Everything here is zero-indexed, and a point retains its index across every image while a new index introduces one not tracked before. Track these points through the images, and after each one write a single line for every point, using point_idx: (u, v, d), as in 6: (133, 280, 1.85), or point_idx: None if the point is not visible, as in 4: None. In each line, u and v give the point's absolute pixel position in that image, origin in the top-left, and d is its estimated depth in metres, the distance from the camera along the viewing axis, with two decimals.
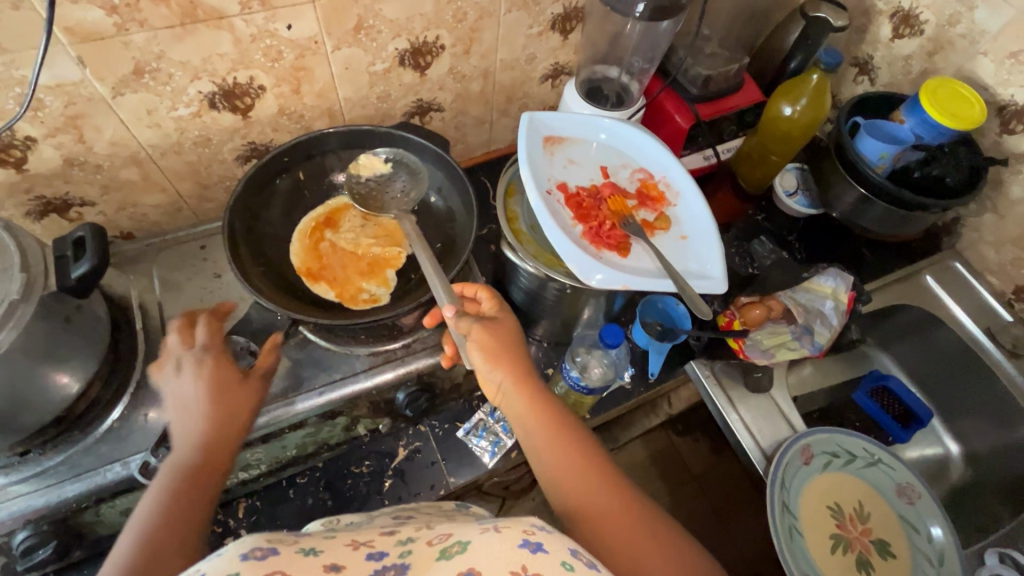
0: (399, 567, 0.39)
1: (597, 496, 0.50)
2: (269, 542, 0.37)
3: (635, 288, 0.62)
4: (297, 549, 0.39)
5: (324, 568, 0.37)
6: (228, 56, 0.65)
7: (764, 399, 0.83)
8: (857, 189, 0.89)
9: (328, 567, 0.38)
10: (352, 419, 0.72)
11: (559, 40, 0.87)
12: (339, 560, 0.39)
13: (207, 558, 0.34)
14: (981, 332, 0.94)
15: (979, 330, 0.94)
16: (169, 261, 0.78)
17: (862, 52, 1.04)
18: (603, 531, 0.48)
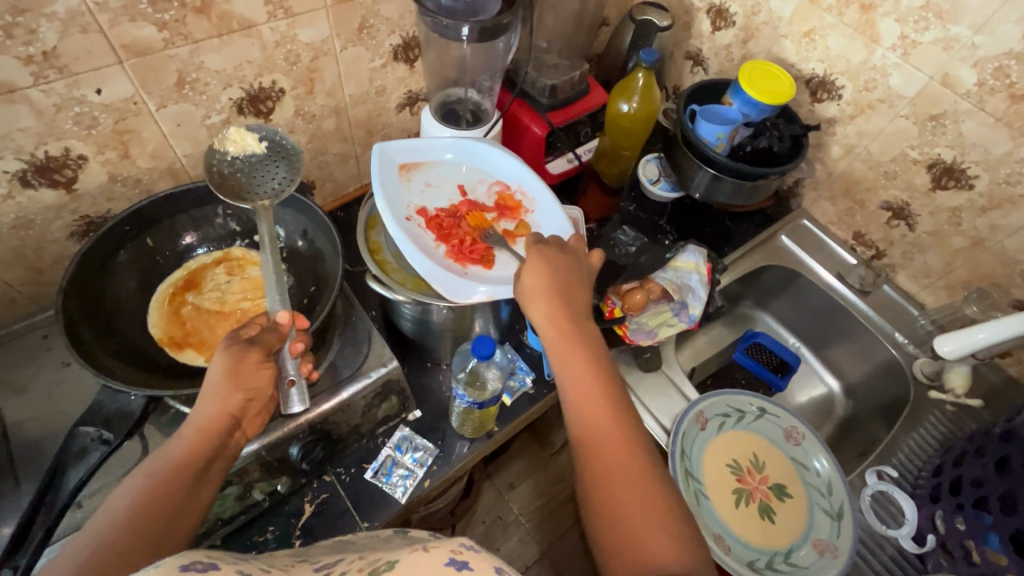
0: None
1: (613, 444, 0.53)
2: (210, 557, 0.37)
3: (501, 298, 0.64)
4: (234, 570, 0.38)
5: None
6: (31, 130, 0.60)
7: (658, 376, 0.88)
8: (705, 169, 0.96)
9: None
10: (244, 485, 0.67)
11: (405, 69, 0.89)
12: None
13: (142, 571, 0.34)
14: (834, 277, 1.04)
15: (831, 275, 1.05)
16: (7, 359, 0.70)
17: (692, 45, 1.13)
18: (602, 470, 0.51)
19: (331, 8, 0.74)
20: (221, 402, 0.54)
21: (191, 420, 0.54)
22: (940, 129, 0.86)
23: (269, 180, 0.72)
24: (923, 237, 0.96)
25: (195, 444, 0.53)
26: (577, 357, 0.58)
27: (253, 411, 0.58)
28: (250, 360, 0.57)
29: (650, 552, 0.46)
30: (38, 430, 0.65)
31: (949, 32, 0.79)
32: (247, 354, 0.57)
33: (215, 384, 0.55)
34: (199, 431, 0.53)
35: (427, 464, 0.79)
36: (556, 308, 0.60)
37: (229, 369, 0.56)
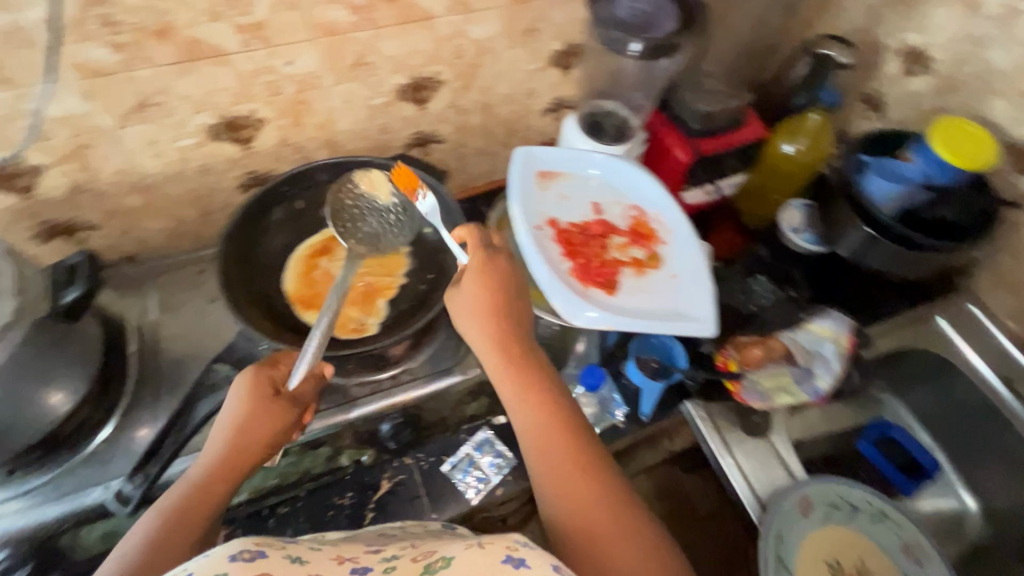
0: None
1: (570, 470, 0.55)
2: (259, 545, 0.41)
3: (619, 329, 0.61)
4: (285, 555, 0.42)
5: None
6: (229, 90, 0.67)
7: (761, 443, 0.81)
8: (861, 228, 0.85)
9: None
10: (335, 449, 0.72)
11: (559, 74, 0.89)
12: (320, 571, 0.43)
13: (197, 557, 0.38)
14: (997, 379, 0.89)
15: (995, 377, 0.89)
16: (167, 284, 0.80)
17: (871, 88, 1.01)
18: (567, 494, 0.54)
19: (506, 8, 0.74)
20: (250, 436, 0.54)
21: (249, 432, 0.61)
22: None
23: (372, 230, 0.76)
24: None
25: (223, 470, 0.53)
26: (535, 385, 0.58)
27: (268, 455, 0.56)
28: (268, 398, 0.55)
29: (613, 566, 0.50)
30: (181, 353, 0.73)
31: None
32: (264, 388, 0.56)
33: (245, 422, 0.53)
34: (224, 458, 0.53)
35: (502, 472, 0.78)
36: (497, 340, 0.58)
37: (241, 403, 0.55)
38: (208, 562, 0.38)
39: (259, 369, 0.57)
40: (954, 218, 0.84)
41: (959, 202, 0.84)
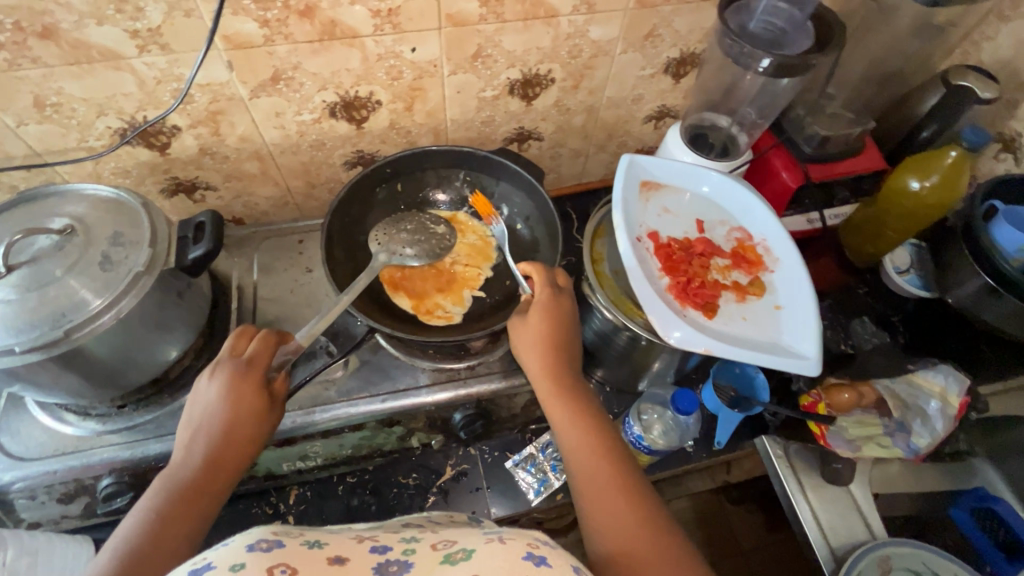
0: (403, 564, 0.39)
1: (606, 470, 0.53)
2: (278, 534, 0.39)
3: (716, 355, 0.59)
4: (303, 542, 0.40)
5: (328, 559, 0.38)
6: (354, 72, 0.69)
7: (841, 492, 0.76)
8: (982, 276, 0.78)
9: (332, 560, 0.39)
10: (407, 430, 0.73)
11: (669, 83, 0.86)
12: (344, 552, 0.40)
13: (215, 547, 0.36)
14: None
15: None
16: (270, 249, 0.84)
17: (1010, 127, 0.91)
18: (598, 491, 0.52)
19: (630, 12, 0.73)
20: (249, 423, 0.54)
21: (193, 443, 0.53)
22: None
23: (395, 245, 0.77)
24: None
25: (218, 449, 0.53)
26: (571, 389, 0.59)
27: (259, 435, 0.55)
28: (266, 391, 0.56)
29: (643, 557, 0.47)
30: (274, 315, 0.77)
31: None
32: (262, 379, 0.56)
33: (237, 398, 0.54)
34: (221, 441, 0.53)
35: (564, 479, 0.77)
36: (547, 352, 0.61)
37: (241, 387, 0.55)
38: (226, 553, 0.36)
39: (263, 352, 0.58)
40: None
41: None
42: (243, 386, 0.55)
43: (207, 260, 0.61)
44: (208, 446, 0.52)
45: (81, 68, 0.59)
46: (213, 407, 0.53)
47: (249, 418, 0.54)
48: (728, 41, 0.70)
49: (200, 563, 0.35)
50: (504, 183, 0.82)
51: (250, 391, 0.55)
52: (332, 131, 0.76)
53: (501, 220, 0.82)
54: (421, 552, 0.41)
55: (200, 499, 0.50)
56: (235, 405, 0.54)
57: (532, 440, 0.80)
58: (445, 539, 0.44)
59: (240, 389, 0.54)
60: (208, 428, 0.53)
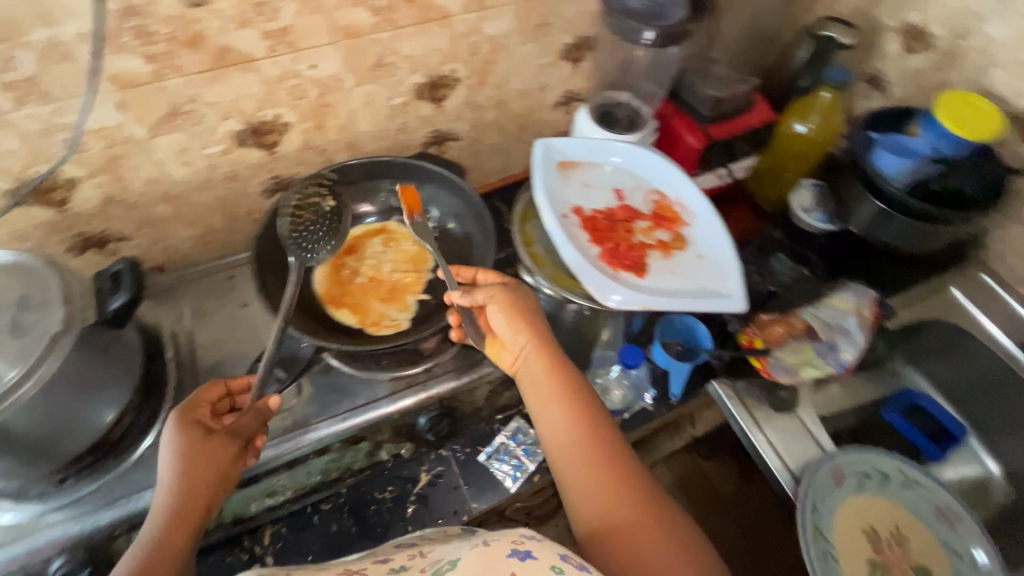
0: None
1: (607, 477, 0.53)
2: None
3: (652, 309, 0.63)
4: None
5: None
6: (256, 97, 0.68)
7: (791, 418, 0.82)
8: (874, 203, 0.88)
9: None
10: (375, 443, 0.73)
11: (570, 68, 0.90)
12: None
13: None
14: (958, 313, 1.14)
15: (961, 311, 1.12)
16: (199, 291, 0.81)
17: (873, 67, 1.03)
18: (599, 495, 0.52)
19: (519, 4, 0.76)
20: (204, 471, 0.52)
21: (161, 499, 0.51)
22: None
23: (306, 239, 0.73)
24: None
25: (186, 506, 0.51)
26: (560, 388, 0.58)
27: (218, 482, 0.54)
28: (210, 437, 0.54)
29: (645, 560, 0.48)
30: (216, 357, 0.75)
31: None
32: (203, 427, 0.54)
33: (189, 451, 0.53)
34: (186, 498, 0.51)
35: (538, 460, 0.79)
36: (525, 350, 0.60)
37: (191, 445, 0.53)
38: None
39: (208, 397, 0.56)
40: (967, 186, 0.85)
41: (970, 172, 0.85)
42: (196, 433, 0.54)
43: (128, 309, 0.58)
44: (174, 509, 0.50)
45: None
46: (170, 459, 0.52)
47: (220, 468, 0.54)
48: (613, 20, 0.74)
49: None
50: (429, 186, 0.83)
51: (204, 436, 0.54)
52: (243, 160, 0.75)
53: (433, 222, 0.83)
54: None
55: (168, 558, 0.48)
56: (211, 451, 0.53)
57: (500, 430, 0.80)
58: (433, 561, 0.49)
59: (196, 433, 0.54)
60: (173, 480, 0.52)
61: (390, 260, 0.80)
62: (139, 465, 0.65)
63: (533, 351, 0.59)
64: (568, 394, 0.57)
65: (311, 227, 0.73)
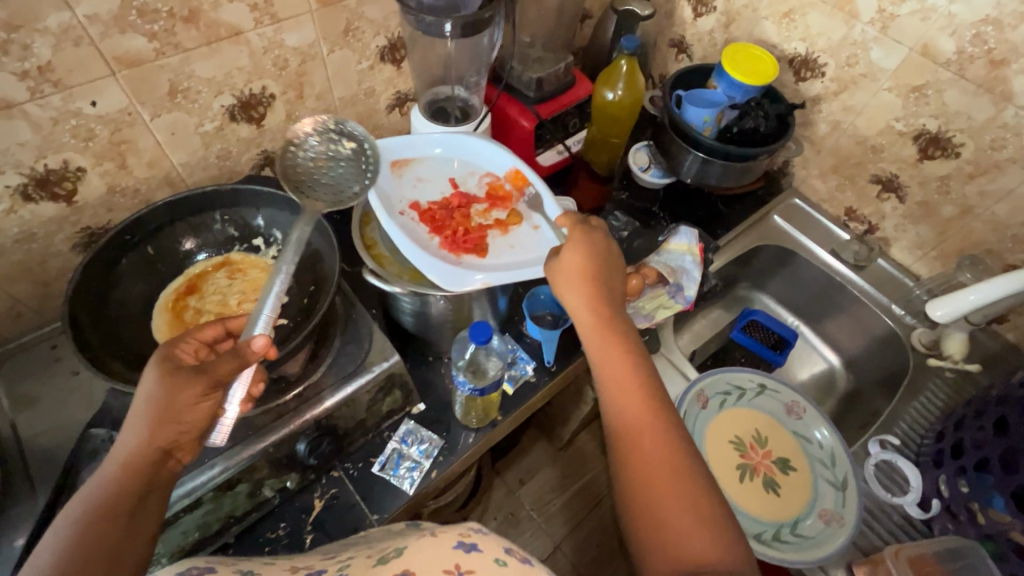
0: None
1: (653, 440, 0.52)
2: None
3: (495, 284, 0.66)
4: None
5: None
6: (30, 145, 0.62)
7: (658, 358, 0.89)
8: (693, 153, 0.97)
9: None
10: (254, 483, 0.68)
11: (393, 69, 0.90)
12: None
13: None
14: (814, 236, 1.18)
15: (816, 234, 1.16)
16: (18, 370, 0.72)
17: (675, 33, 1.14)
18: (643, 463, 0.51)
19: (316, 12, 0.75)
20: (166, 426, 0.51)
21: (120, 450, 0.50)
22: (923, 100, 0.86)
23: (334, 176, 0.68)
24: (914, 209, 0.96)
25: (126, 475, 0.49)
26: (610, 344, 0.58)
27: (186, 443, 0.53)
28: (191, 387, 0.52)
29: (683, 546, 0.46)
30: (48, 438, 0.67)
31: (925, 4, 0.80)
32: (183, 378, 0.51)
33: (154, 399, 0.51)
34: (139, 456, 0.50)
35: (433, 456, 0.79)
36: (588, 304, 0.60)
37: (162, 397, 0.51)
38: None
39: (172, 352, 0.54)
40: (762, 125, 0.94)
41: (762, 113, 0.95)
42: (175, 379, 0.52)
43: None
44: (126, 465, 0.49)
45: None
46: (143, 395, 0.51)
47: (180, 419, 0.51)
48: (412, 17, 0.76)
49: None
50: (266, 209, 0.79)
51: (182, 379, 0.51)
52: (36, 217, 0.68)
53: (279, 246, 0.80)
54: (356, 563, 0.51)
55: (110, 526, 0.46)
56: (173, 396, 0.51)
57: (391, 437, 0.80)
58: (379, 547, 0.54)
59: (175, 378, 0.51)
60: (139, 419, 0.50)
61: (236, 291, 0.75)
62: None
63: (584, 304, 0.60)
64: (614, 339, 0.58)
65: (336, 169, 0.69)
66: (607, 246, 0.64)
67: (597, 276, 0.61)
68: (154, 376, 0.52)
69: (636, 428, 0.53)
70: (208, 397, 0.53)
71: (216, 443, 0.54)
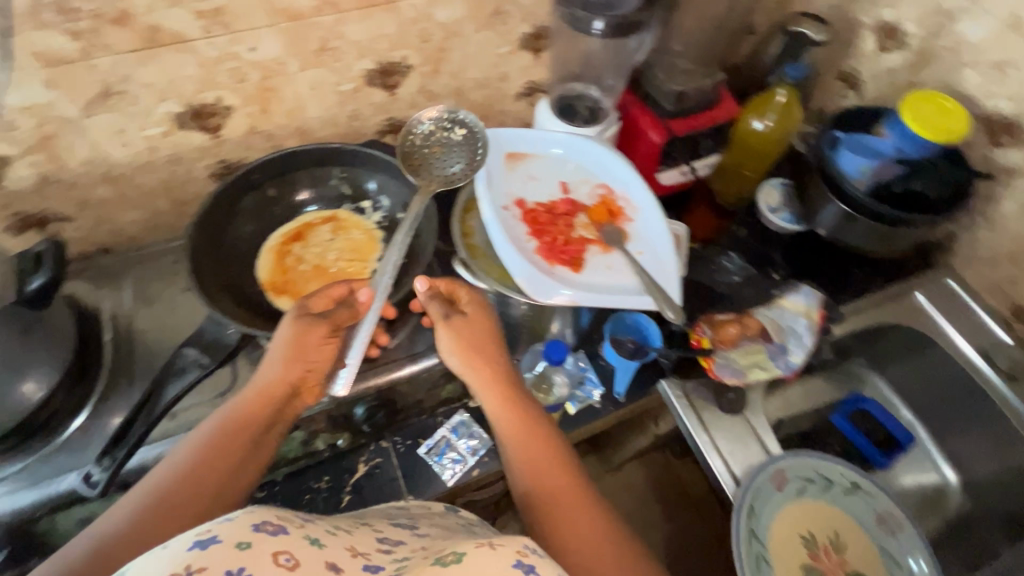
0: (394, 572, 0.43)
1: (571, 500, 0.55)
2: (281, 520, 0.42)
3: (581, 304, 0.63)
4: (305, 536, 0.42)
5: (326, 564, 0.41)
6: (193, 78, 0.67)
7: (738, 420, 0.80)
8: (837, 205, 0.85)
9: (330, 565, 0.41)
10: (309, 433, 0.71)
11: (531, 58, 0.88)
12: (339, 561, 0.42)
13: (219, 520, 0.40)
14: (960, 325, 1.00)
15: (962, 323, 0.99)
16: (143, 275, 0.80)
17: (848, 66, 0.99)
18: (558, 521, 0.54)
19: None
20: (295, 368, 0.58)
21: (261, 378, 0.57)
22: None
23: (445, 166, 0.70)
24: None
25: (258, 401, 0.56)
26: (522, 411, 0.61)
27: (311, 384, 0.60)
28: (321, 331, 0.60)
29: None
30: (152, 342, 0.74)
31: None
32: (315, 327, 0.59)
33: (289, 342, 0.58)
34: (264, 395, 0.57)
35: (478, 454, 0.78)
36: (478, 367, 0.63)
37: (295, 342, 0.58)
38: (230, 527, 0.39)
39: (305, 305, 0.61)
40: (931, 190, 0.82)
41: (935, 175, 0.82)
42: (313, 328, 0.59)
43: (52, 289, 0.60)
44: (257, 396, 0.56)
45: None
46: (281, 337, 0.59)
47: (310, 360, 0.59)
48: (563, 9, 0.73)
49: (205, 534, 0.38)
50: (380, 175, 0.81)
51: (315, 328, 0.59)
52: (185, 144, 0.74)
53: (382, 213, 0.82)
54: (413, 562, 0.44)
55: (233, 450, 0.53)
56: (305, 338, 0.59)
57: (443, 423, 0.80)
58: (437, 548, 0.48)
59: (312, 326, 0.59)
60: (276, 355, 0.58)
61: (335, 249, 0.79)
62: (67, 448, 0.64)
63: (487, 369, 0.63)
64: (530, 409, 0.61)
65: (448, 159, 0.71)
66: (488, 318, 0.66)
67: (477, 340, 0.64)
68: (289, 325, 0.59)
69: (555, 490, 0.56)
70: (332, 340, 0.61)
71: (339, 391, 0.59)
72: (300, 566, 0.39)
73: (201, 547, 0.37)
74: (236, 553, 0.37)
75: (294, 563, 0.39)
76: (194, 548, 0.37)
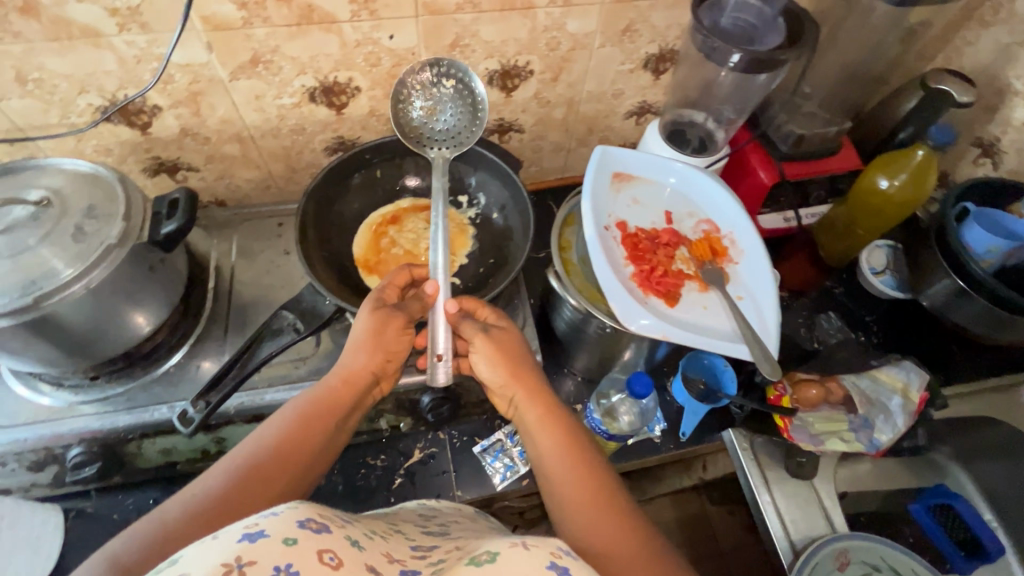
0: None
1: (614, 528, 0.52)
2: (324, 517, 0.40)
3: (673, 340, 0.61)
4: (346, 536, 0.41)
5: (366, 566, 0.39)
6: (332, 57, 0.70)
7: (804, 486, 0.75)
8: (954, 280, 0.79)
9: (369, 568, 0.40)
10: (375, 411, 0.72)
11: (650, 79, 0.87)
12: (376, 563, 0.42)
13: (266, 514, 0.37)
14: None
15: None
16: (250, 231, 0.85)
17: (988, 133, 0.91)
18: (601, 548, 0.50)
19: (606, 6, 0.74)
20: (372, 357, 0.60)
21: (344, 366, 0.60)
22: None
23: (448, 123, 0.76)
24: None
25: (341, 388, 0.58)
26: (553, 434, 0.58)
27: (389, 371, 0.63)
28: (398, 323, 0.62)
29: None
30: (249, 296, 0.78)
31: None
32: (393, 318, 0.62)
33: (369, 333, 0.60)
34: (343, 382, 0.59)
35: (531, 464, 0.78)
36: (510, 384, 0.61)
37: (375, 331, 0.61)
38: (279, 521, 0.37)
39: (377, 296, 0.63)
40: None
41: None
42: (393, 320, 0.62)
43: (178, 236, 0.62)
44: (338, 381, 0.58)
45: (62, 44, 0.61)
46: (359, 327, 0.61)
47: (390, 350, 0.62)
48: (699, 36, 0.71)
49: (254, 528, 0.36)
50: (482, 173, 0.83)
51: (394, 320, 0.62)
52: (312, 116, 0.78)
53: (477, 210, 0.83)
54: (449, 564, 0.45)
55: (313, 435, 0.54)
56: (384, 329, 0.61)
57: (500, 427, 0.81)
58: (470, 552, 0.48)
59: (391, 318, 0.61)
60: (355, 343, 0.60)
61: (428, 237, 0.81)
62: (163, 380, 0.69)
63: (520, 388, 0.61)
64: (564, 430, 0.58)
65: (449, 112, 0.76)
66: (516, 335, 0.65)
67: (508, 355, 0.62)
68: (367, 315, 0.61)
69: (591, 516, 0.52)
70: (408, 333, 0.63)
71: (442, 380, 0.61)
72: (343, 566, 0.37)
73: (249, 540, 0.35)
74: (285, 550, 0.35)
75: (337, 563, 0.37)
76: (244, 541, 0.35)
